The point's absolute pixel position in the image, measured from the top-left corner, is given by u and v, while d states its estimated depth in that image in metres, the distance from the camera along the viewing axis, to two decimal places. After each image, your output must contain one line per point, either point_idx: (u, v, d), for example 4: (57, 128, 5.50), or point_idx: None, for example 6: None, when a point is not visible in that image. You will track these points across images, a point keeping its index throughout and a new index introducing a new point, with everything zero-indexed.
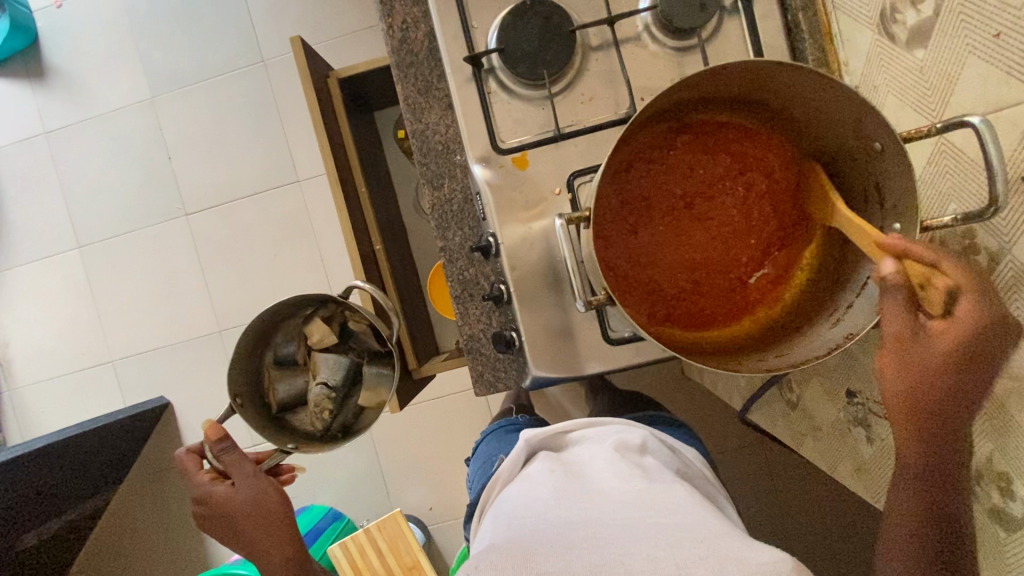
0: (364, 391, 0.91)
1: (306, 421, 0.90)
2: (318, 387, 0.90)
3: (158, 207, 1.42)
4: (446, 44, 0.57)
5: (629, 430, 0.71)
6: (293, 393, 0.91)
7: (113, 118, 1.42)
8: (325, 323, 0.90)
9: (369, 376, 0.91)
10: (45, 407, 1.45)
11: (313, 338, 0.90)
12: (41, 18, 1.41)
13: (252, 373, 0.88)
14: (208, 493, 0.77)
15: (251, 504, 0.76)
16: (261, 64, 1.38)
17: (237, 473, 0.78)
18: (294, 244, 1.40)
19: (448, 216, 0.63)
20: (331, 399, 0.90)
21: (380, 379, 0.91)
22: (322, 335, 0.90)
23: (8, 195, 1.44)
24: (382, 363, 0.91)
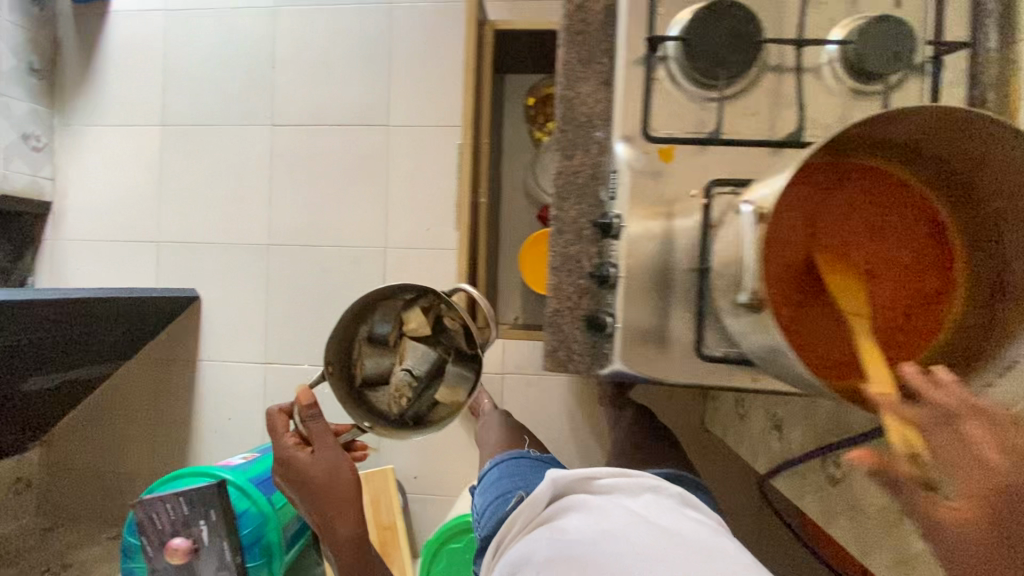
0: (443, 388, 0.99)
1: (383, 400, 0.99)
2: (403, 375, 0.99)
3: (249, 111, 1.44)
4: (628, 21, 0.57)
5: (661, 489, 0.61)
6: (379, 372, 1.00)
7: (235, 14, 1.44)
8: (423, 313, 0.99)
9: (451, 374, 0.99)
10: (83, 267, 1.47)
11: (409, 328, 0.99)
12: None
13: (346, 345, 0.97)
14: (290, 453, 0.86)
15: (325, 476, 0.85)
16: (388, 7, 1.41)
17: (318, 443, 0.87)
18: (369, 185, 1.42)
19: (569, 188, 0.61)
20: (410, 388, 0.99)
21: (460, 380, 0.98)
22: (419, 328, 0.99)
23: (112, 58, 1.47)
24: (468, 370, 0.98)
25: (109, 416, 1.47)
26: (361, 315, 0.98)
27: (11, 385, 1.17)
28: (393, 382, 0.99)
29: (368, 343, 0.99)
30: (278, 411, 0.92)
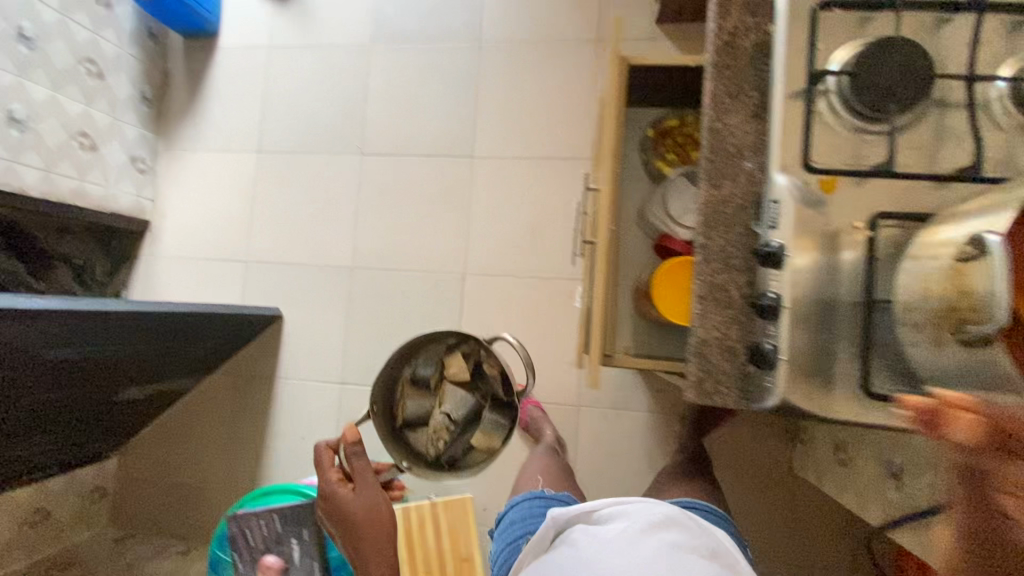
0: (479, 432, 1.05)
1: (421, 441, 1.05)
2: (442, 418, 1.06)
3: (340, 141, 1.51)
4: (788, 56, 0.57)
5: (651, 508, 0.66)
6: (421, 414, 1.07)
7: (333, 51, 1.53)
8: (463, 358, 1.06)
9: (486, 420, 1.05)
10: (174, 283, 1.54)
11: (450, 372, 1.07)
12: None
13: (391, 386, 1.04)
14: (333, 489, 0.91)
15: (364, 512, 0.89)
16: (477, 46, 1.48)
17: (360, 477, 0.91)
18: (451, 214, 1.46)
19: (716, 217, 0.61)
20: (449, 430, 1.06)
21: (495, 426, 1.04)
22: (460, 372, 1.06)
23: (215, 89, 1.57)
24: (503, 418, 1.04)
25: (186, 429, 1.50)
26: (407, 359, 1.05)
27: (106, 394, 1.20)
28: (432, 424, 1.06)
29: (411, 385, 1.07)
30: (324, 445, 0.95)
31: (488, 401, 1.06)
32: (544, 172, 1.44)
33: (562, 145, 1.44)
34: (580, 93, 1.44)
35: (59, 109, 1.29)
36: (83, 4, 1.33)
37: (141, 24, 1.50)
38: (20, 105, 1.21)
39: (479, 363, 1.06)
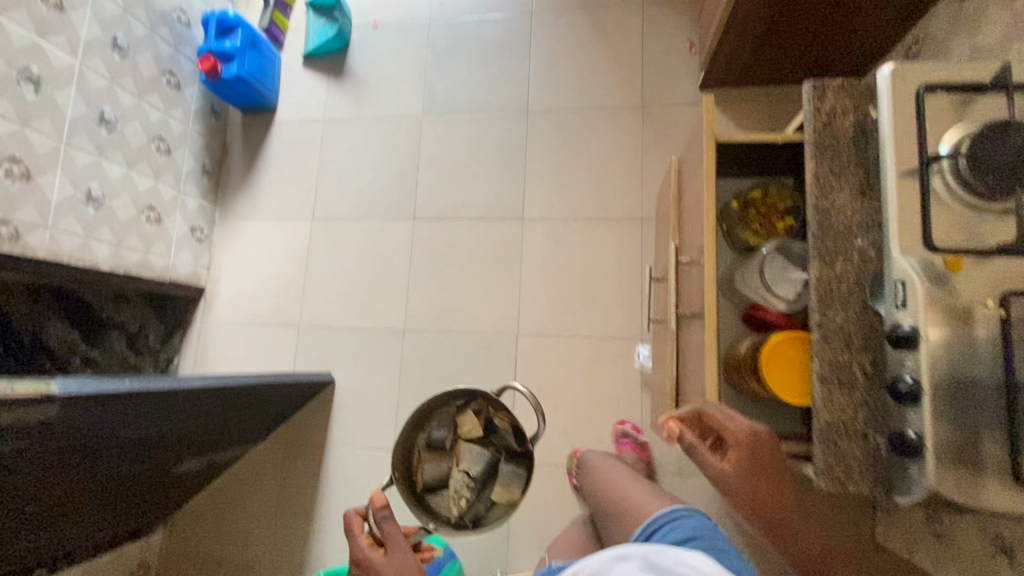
0: (498, 486, 0.97)
1: (442, 505, 0.95)
2: (461, 478, 0.97)
3: (393, 207, 1.55)
4: (895, 140, 0.59)
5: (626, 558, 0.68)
6: (440, 477, 0.97)
7: (385, 123, 1.60)
8: (476, 416, 0.98)
9: (506, 474, 0.97)
10: (227, 349, 1.55)
11: (464, 432, 0.98)
12: (357, 33, 1.67)
13: (407, 451, 0.95)
14: (364, 553, 0.85)
15: None
16: (525, 114, 1.54)
17: (390, 542, 0.86)
18: (503, 276, 1.47)
19: (833, 294, 0.61)
20: (469, 489, 0.97)
21: (512, 477, 0.97)
22: (474, 433, 0.98)
23: (272, 160, 1.63)
24: (520, 468, 0.96)
25: (234, 500, 1.47)
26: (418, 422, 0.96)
27: (166, 470, 1.16)
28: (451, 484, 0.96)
29: (427, 449, 0.97)
30: (354, 512, 0.88)
31: (504, 455, 0.98)
32: (595, 232, 1.45)
33: (612, 205, 1.46)
34: (628, 155, 1.47)
35: (131, 185, 1.34)
36: (156, 87, 1.41)
37: (205, 102, 1.58)
38: (97, 184, 1.26)
39: (492, 421, 0.98)
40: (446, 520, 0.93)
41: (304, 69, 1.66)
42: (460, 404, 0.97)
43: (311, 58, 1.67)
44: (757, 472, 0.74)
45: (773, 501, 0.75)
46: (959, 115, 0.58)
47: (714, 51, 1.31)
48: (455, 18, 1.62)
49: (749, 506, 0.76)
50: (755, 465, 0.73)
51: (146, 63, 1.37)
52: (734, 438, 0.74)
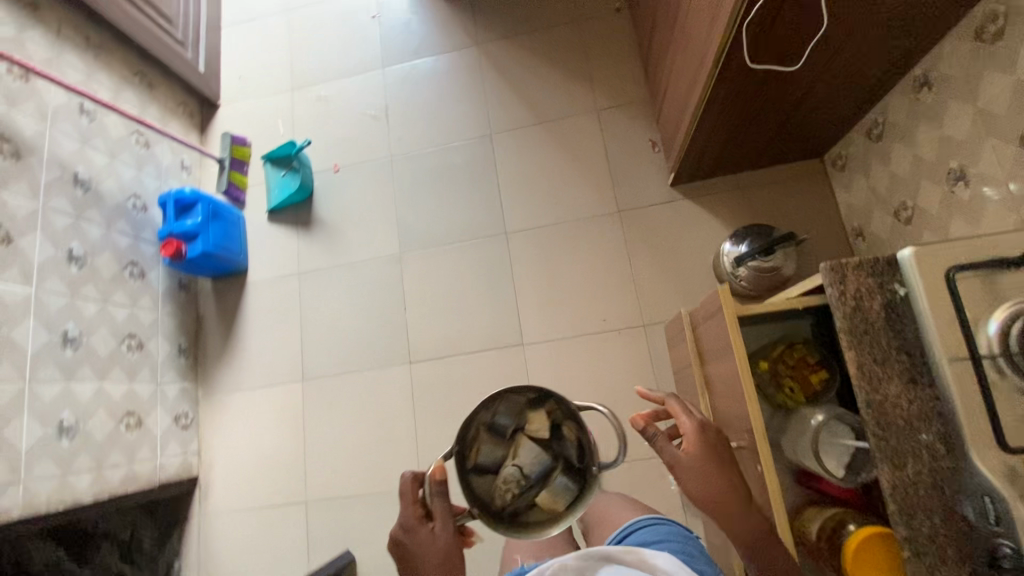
0: (546, 491, 0.79)
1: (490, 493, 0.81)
2: (512, 473, 0.79)
3: (386, 354, 1.48)
4: (940, 331, 0.56)
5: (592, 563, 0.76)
6: (489, 463, 0.80)
7: (363, 267, 1.55)
8: (548, 414, 0.80)
9: (561, 488, 0.79)
10: (231, 542, 1.42)
11: (529, 426, 0.80)
12: (320, 180, 1.65)
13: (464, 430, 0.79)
14: (410, 525, 0.79)
15: (438, 556, 0.76)
16: (503, 235, 1.52)
17: (440, 518, 0.79)
18: (512, 369, 1.42)
19: (912, 501, 0.57)
20: (518, 486, 0.79)
21: (564, 490, 0.79)
22: (542, 432, 0.80)
23: (251, 324, 1.56)
24: (576, 484, 0.79)
25: None
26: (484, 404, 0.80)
27: None
28: (500, 476, 0.79)
29: (484, 430, 0.80)
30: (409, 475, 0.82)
31: (566, 464, 0.80)
32: (599, 347, 1.41)
33: (610, 316, 1.43)
34: (615, 262, 1.46)
35: (105, 398, 1.26)
36: (121, 283, 1.35)
37: (172, 279, 1.52)
38: (68, 412, 1.17)
39: (564, 426, 0.80)
40: (483, 506, 0.78)
41: (271, 224, 1.62)
42: (531, 397, 0.80)
43: (276, 213, 1.63)
44: (710, 456, 0.72)
45: (733, 495, 0.70)
46: (995, 298, 0.56)
47: (681, 158, 1.33)
48: (416, 153, 1.63)
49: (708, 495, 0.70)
50: (708, 448, 0.73)
51: (106, 263, 1.32)
52: (684, 421, 0.76)
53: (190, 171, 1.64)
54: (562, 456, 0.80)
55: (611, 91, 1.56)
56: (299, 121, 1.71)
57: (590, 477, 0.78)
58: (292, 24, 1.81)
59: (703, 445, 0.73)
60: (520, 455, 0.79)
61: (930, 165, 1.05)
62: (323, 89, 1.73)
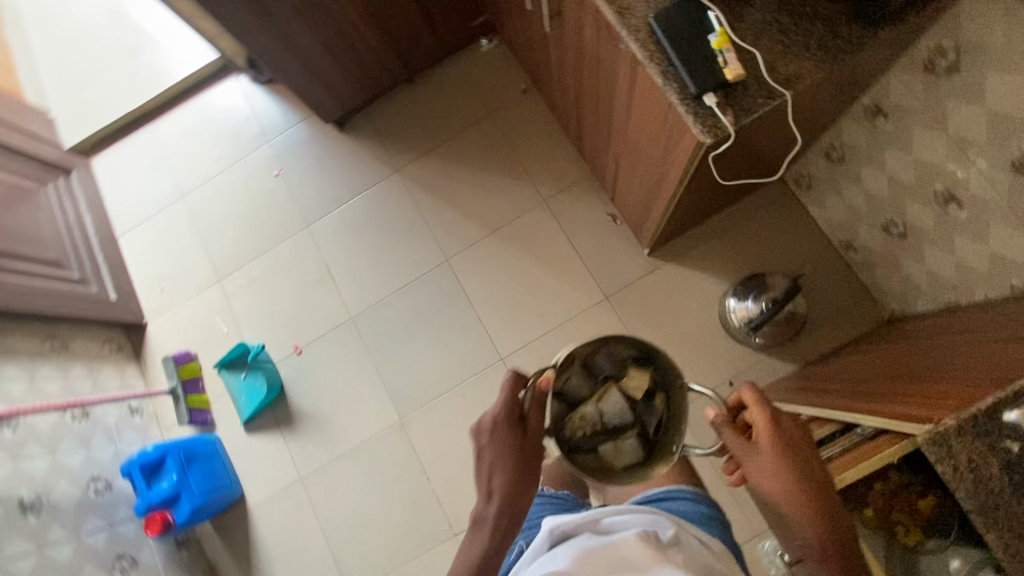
0: (612, 443, 0.76)
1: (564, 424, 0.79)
2: (590, 414, 0.76)
3: (427, 533, 1.36)
4: None
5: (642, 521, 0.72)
6: (571, 393, 0.79)
7: (366, 448, 1.41)
8: (651, 375, 0.77)
9: (629, 448, 0.76)
10: None
11: (626, 378, 0.78)
12: (285, 367, 1.49)
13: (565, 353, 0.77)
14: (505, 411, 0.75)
15: (520, 455, 0.74)
16: (500, 361, 1.42)
17: (536, 418, 0.76)
18: None
19: None
20: (591, 427, 0.76)
21: (631, 452, 0.76)
22: (634, 388, 0.77)
23: (270, 554, 1.40)
24: (644, 451, 0.77)
25: None
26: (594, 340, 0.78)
27: None
28: (579, 410, 0.77)
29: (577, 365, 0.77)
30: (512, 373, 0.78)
31: (642, 429, 0.77)
32: None
33: None
34: None
35: None
36: None
37: (166, 544, 1.34)
38: None
39: (658, 395, 0.77)
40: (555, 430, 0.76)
41: (250, 435, 1.46)
42: (634, 353, 0.77)
43: (252, 422, 1.47)
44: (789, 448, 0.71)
45: (805, 477, 0.69)
46: None
47: (654, 234, 1.26)
48: (377, 305, 1.50)
49: (778, 477, 0.69)
50: (787, 443, 0.71)
51: None
52: (757, 415, 0.73)
53: (141, 411, 1.47)
54: (643, 421, 0.77)
55: (551, 177, 1.48)
56: (240, 312, 1.55)
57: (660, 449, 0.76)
58: (194, 210, 1.65)
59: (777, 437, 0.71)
60: (606, 403, 0.76)
61: (911, 186, 1.01)
62: (254, 269, 1.58)
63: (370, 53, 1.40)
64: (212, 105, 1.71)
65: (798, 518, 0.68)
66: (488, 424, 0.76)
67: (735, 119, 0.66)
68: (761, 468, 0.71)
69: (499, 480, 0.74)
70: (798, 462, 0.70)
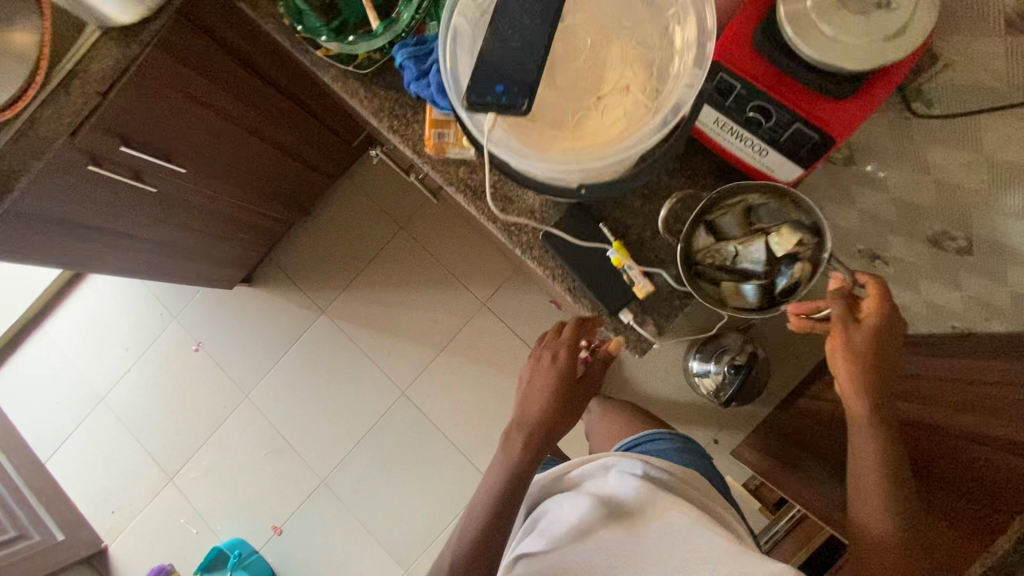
0: (731, 285, 0.60)
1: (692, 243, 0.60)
2: (726, 251, 0.60)
3: None
4: None
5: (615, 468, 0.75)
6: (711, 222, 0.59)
7: None
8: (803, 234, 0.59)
9: (746, 291, 0.60)
10: None
11: (774, 233, 0.59)
12: (270, 551, 1.41)
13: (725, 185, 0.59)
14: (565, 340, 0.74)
15: (563, 384, 0.74)
16: None
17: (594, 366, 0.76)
18: None
19: None
20: (716, 259, 0.60)
21: (746, 296, 0.60)
22: (779, 246, 0.59)
23: None
24: (759, 302, 0.61)
25: None
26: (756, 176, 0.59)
27: None
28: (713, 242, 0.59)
29: (748, 201, 0.58)
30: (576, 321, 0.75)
31: (765, 283, 0.61)
32: None
33: None
34: None
35: None
36: None
37: None
38: None
39: (800, 261, 0.60)
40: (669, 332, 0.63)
41: None
42: (801, 216, 0.59)
43: None
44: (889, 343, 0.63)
45: (890, 361, 0.64)
46: None
47: None
48: (347, 459, 1.42)
49: (866, 352, 0.63)
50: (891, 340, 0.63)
51: None
52: (873, 303, 0.62)
53: None
54: (772, 276, 0.60)
55: (485, 279, 1.42)
56: (205, 507, 1.45)
57: (776, 307, 0.60)
58: (118, 411, 1.52)
59: (886, 329, 0.62)
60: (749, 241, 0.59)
61: None
62: (205, 456, 1.47)
63: (257, 215, 1.29)
64: (101, 292, 1.56)
65: (858, 393, 0.65)
66: (551, 354, 0.75)
67: (657, 327, 0.62)
68: (847, 347, 0.63)
69: (539, 408, 0.74)
70: (893, 351, 0.63)
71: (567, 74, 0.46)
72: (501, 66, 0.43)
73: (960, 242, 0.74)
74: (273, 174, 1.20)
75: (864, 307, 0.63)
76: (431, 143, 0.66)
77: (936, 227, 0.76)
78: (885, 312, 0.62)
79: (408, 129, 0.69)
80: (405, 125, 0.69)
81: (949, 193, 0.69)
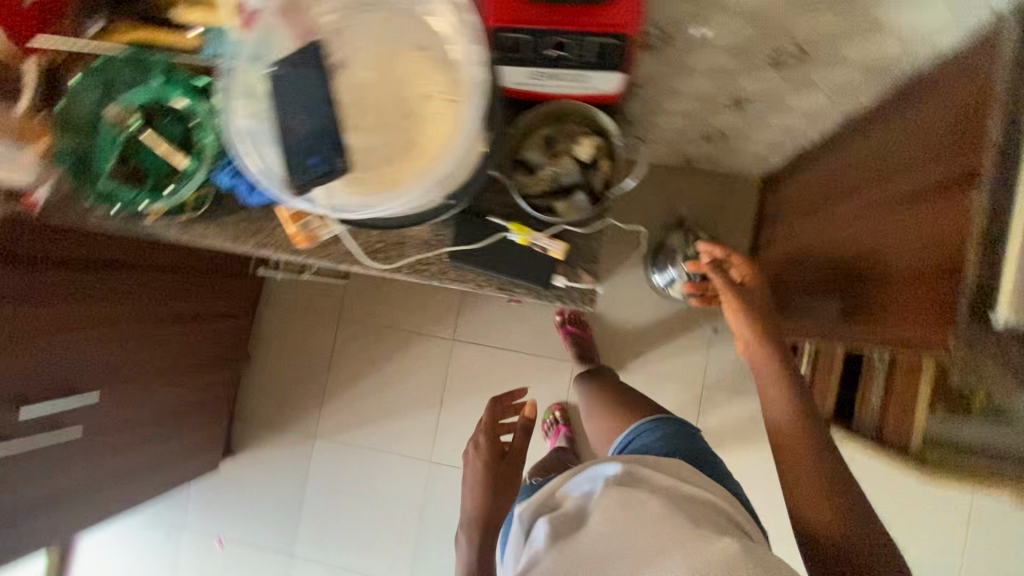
0: (563, 202, 0.61)
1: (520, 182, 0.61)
2: (546, 174, 0.61)
3: None
4: None
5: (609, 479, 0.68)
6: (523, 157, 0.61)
7: None
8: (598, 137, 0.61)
9: (576, 201, 0.61)
10: None
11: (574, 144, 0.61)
12: None
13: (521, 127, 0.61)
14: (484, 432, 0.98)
15: (487, 470, 0.94)
16: None
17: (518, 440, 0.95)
18: None
19: None
20: (541, 186, 0.61)
21: (579, 206, 0.61)
22: (583, 152, 0.60)
23: None
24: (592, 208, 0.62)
25: None
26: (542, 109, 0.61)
27: None
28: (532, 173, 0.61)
29: (541, 132, 0.61)
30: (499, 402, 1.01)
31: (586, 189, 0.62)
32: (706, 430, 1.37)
33: (676, 410, 1.37)
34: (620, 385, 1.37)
35: None
36: None
37: None
38: None
39: (605, 160, 0.61)
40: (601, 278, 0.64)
41: None
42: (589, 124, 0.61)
43: None
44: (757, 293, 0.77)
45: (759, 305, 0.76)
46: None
47: None
48: (417, 550, 1.39)
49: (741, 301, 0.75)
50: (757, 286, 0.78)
51: None
52: (739, 264, 0.79)
53: None
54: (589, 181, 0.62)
55: (439, 318, 1.41)
56: None
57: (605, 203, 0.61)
58: None
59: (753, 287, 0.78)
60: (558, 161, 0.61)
61: (702, 109, 1.03)
62: None
63: (201, 390, 1.23)
64: (98, 548, 1.46)
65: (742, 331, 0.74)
66: (476, 446, 0.98)
67: (592, 275, 0.63)
68: (735, 298, 0.75)
69: (474, 496, 0.94)
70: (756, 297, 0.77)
71: (365, 111, 0.45)
72: (301, 140, 0.44)
73: (794, 52, 0.79)
74: (194, 346, 1.16)
75: (733, 270, 0.79)
76: (300, 238, 0.63)
77: (768, 50, 0.80)
78: (745, 269, 0.78)
79: (272, 236, 0.67)
80: (268, 235, 0.67)
81: (759, 18, 0.73)
